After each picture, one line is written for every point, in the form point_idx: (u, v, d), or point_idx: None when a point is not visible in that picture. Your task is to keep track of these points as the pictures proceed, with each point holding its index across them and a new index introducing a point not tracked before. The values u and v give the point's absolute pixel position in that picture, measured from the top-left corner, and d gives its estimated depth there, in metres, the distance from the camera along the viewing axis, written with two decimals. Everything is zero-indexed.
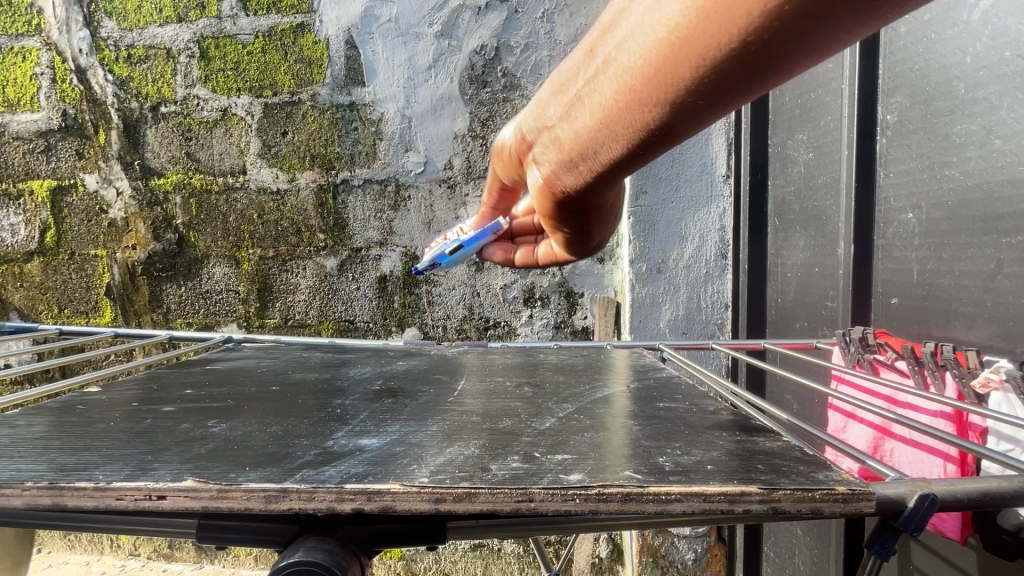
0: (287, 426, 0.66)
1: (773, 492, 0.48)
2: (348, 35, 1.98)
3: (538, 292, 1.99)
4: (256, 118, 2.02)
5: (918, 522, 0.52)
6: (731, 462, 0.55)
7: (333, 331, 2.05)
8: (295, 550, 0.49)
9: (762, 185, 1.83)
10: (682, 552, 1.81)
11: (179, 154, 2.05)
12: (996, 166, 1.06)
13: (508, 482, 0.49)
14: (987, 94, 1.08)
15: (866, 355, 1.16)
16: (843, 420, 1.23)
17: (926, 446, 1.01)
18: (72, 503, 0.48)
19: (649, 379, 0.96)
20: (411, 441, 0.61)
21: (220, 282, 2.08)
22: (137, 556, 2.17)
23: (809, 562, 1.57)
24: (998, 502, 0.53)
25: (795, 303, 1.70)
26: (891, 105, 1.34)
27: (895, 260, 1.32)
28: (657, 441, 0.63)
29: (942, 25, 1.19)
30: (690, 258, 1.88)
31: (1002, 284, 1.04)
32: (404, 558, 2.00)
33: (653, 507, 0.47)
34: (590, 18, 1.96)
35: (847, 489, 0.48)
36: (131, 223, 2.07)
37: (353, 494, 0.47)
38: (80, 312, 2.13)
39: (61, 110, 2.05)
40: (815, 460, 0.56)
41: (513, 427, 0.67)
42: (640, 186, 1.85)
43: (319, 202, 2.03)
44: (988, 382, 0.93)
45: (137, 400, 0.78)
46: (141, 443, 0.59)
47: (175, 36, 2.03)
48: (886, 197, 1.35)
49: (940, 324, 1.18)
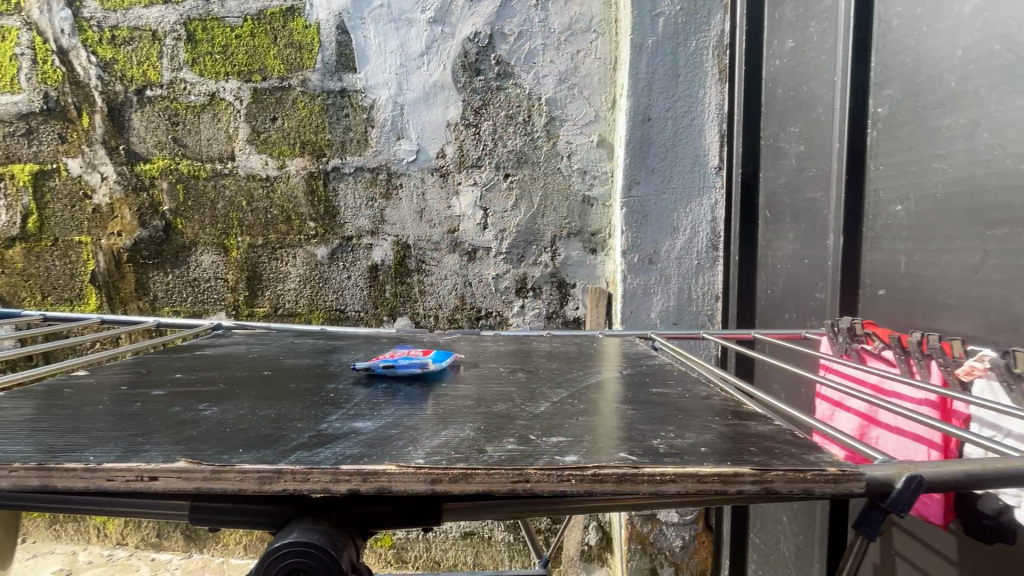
0: (280, 409, 0.66)
1: (766, 473, 0.49)
2: (339, 20, 1.95)
3: (531, 282, 2.00)
4: (245, 103, 1.99)
5: (906, 502, 0.52)
6: (724, 445, 0.56)
7: (323, 319, 2.03)
8: (289, 532, 0.49)
9: (754, 177, 1.84)
10: (670, 540, 1.84)
11: (165, 139, 2.01)
12: (984, 159, 1.07)
13: (504, 463, 0.49)
14: (976, 87, 1.09)
15: (854, 344, 1.18)
16: (830, 408, 1.25)
17: (911, 433, 1.03)
18: (61, 484, 0.47)
19: (641, 366, 0.97)
20: (405, 424, 0.61)
21: (208, 270, 2.05)
22: (124, 545, 2.16)
23: (794, 549, 1.60)
24: (983, 483, 0.54)
25: (784, 294, 1.71)
26: (882, 98, 1.35)
27: (884, 252, 1.34)
28: (650, 424, 0.63)
29: (934, 18, 1.20)
30: (682, 249, 1.89)
31: (987, 276, 1.06)
32: (395, 546, 2.01)
33: (648, 487, 0.48)
34: (584, 6, 1.95)
35: (837, 469, 0.49)
36: (116, 209, 2.04)
37: (348, 475, 0.47)
38: (64, 300, 2.09)
39: (42, 92, 2.00)
40: (805, 443, 0.57)
41: (507, 411, 0.67)
42: (633, 177, 1.85)
43: (309, 189, 2.00)
44: (971, 370, 0.94)
45: (126, 384, 0.77)
46: (131, 426, 0.58)
47: (161, 18, 1.98)
48: (876, 189, 1.36)
49: (926, 315, 1.20)
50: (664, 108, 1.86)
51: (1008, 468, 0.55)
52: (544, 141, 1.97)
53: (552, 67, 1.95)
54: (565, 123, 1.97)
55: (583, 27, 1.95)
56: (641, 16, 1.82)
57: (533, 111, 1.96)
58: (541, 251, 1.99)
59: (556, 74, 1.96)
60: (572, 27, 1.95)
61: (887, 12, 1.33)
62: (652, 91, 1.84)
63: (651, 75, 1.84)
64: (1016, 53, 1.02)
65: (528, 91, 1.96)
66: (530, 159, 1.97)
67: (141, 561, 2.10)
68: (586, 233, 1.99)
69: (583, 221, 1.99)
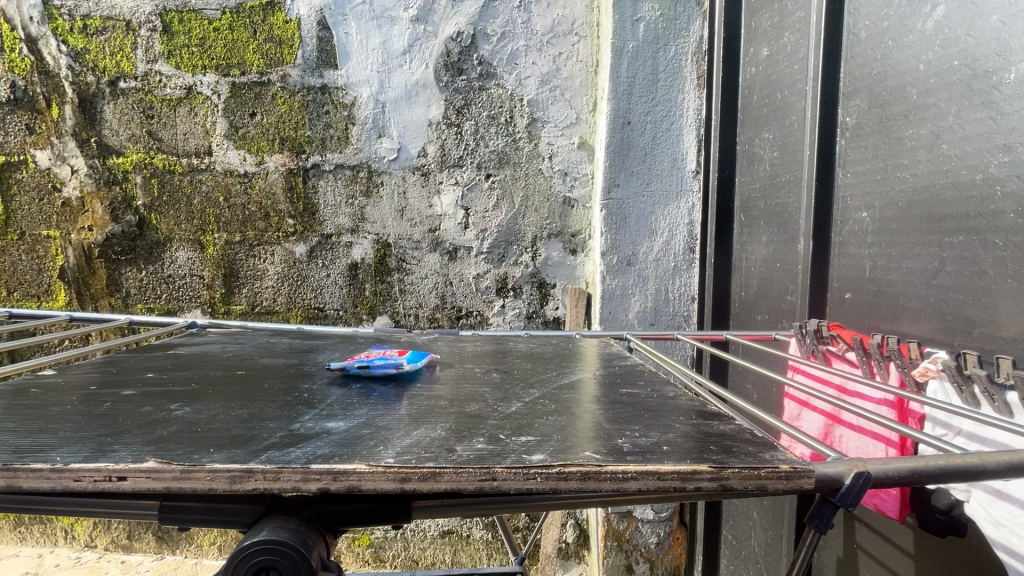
0: (253, 409, 0.66)
1: (723, 470, 0.51)
2: (321, 15, 1.94)
3: (511, 282, 2.01)
4: (222, 97, 1.96)
5: (853, 497, 0.56)
6: (686, 443, 0.58)
7: (301, 318, 2.01)
8: (260, 530, 0.50)
9: (729, 181, 1.88)
10: (645, 536, 1.87)
11: (140, 132, 1.97)
12: (942, 169, 1.12)
13: (473, 462, 0.51)
14: (936, 101, 1.14)
15: (820, 346, 1.22)
16: (797, 408, 1.29)
17: (872, 432, 1.07)
18: (27, 485, 0.47)
19: (614, 366, 1.00)
20: (378, 424, 0.61)
21: (183, 267, 2.01)
22: (93, 547, 2.11)
23: (763, 544, 1.65)
24: (927, 479, 0.58)
25: (756, 296, 1.76)
26: (850, 108, 1.40)
27: (850, 256, 1.39)
28: (617, 424, 0.65)
29: (899, 33, 1.25)
30: (659, 251, 1.92)
31: (944, 281, 1.11)
32: (373, 545, 2.00)
33: (611, 484, 0.50)
34: (567, 9, 1.97)
35: (790, 467, 0.52)
36: (87, 203, 1.99)
37: (319, 474, 0.48)
38: (30, 295, 2.03)
39: (9, 82, 1.95)
40: (763, 442, 0.60)
41: (479, 411, 0.68)
42: (613, 179, 1.88)
43: (289, 185, 1.98)
44: (926, 371, 0.98)
45: (95, 384, 0.77)
46: (100, 426, 0.58)
47: (136, 8, 1.94)
48: (844, 196, 1.41)
49: (888, 318, 1.24)
50: (643, 113, 1.89)
51: (951, 464, 0.58)
52: (525, 142, 1.99)
53: (535, 68, 1.97)
54: (547, 124, 1.99)
55: (565, 30, 1.97)
56: (622, 20, 1.84)
57: (515, 112, 1.97)
58: (521, 251, 2.01)
59: (538, 75, 1.97)
60: (554, 29, 1.97)
61: (856, 26, 1.38)
62: (632, 95, 1.87)
63: (631, 79, 1.86)
64: (972, 69, 1.06)
65: (510, 92, 1.97)
66: (512, 160, 1.99)
67: (110, 563, 2.05)
68: (566, 235, 2.02)
69: (564, 222, 2.01)
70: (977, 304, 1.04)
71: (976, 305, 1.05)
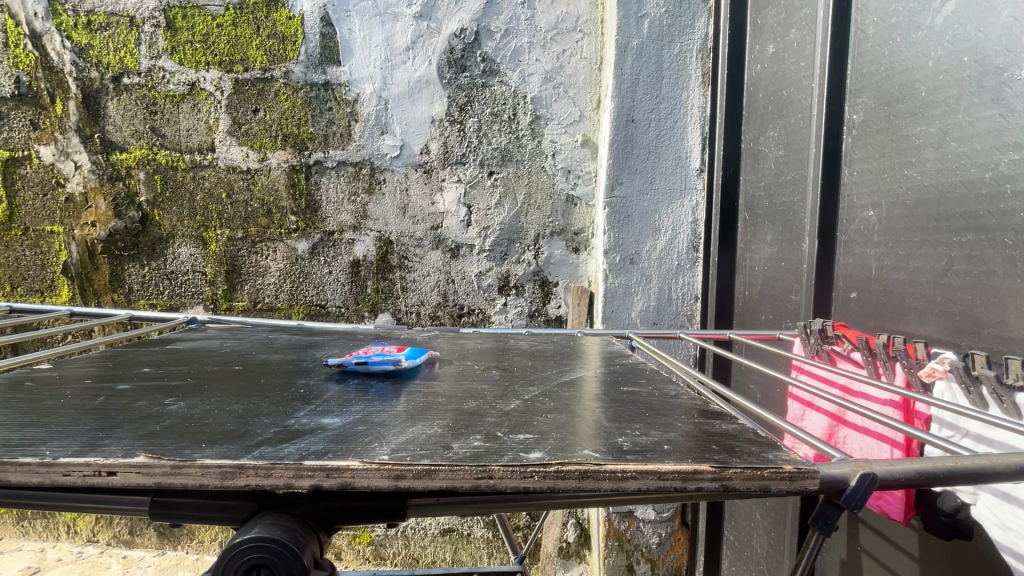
0: (248, 406, 0.65)
1: (725, 470, 0.50)
2: (324, 12, 1.93)
3: (513, 280, 2.00)
4: (226, 93, 1.96)
5: (858, 499, 0.54)
6: (688, 442, 0.57)
7: (303, 315, 2.00)
8: (251, 527, 0.49)
9: (733, 179, 1.87)
10: (647, 536, 1.87)
11: (143, 128, 1.97)
12: (951, 167, 1.10)
13: (469, 460, 0.50)
14: (946, 97, 1.12)
15: (825, 346, 1.20)
16: (801, 409, 1.28)
17: (877, 433, 1.05)
18: (14, 479, 0.46)
19: (616, 365, 0.98)
20: (374, 421, 0.60)
21: (186, 263, 2.01)
22: (95, 542, 2.11)
23: (764, 545, 1.63)
24: (935, 481, 0.56)
25: (761, 295, 1.73)
26: (857, 105, 1.38)
27: (855, 255, 1.37)
28: (618, 423, 0.64)
29: (907, 29, 1.22)
30: (663, 250, 1.91)
31: (952, 280, 1.09)
32: (374, 543, 2.00)
33: (610, 484, 0.49)
34: (571, 6, 1.95)
35: (793, 467, 0.51)
36: (90, 198, 1.99)
37: (312, 470, 0.47)
38: (34, 291, 2.03)
39: (14, 77, 1.95)
40: (766, 442, 0.59)
41: (478, 408, 0.67)
42: (616, 177, 1.87)
43: (291, 182, 1.98)
44: (932, 372, 0.96)
45: (90, 378, 0.76)
46: (93, 420, 0.58)
47: (139, 5, 1.94)
48: (851, 194, 1.39)
49: (894, 318, 1.22)
50: (647, 110, 1.87)
51: (959, 466, 0.57)
52: (529, 139, 1.97)
53: (538, 65, 1.96)
54: (550, 122, 1.97)
55: (569, 26, 1.96)
56: (627, 17, 1.82)
57: (517, 110, 1.96)
58: (524, 249, 1.99)
59: (541, 73, 1.96)
60: (558, 26, 1.95)
61: (863, 22, 1.36)
62: (636, 92, 1.86)
63: (635, 77, 1.85)
64: (982, 65, 1.05)
65: (514, 89, 1.96)
66: (514, 157, 1.98)
67: (112, 558, 2.06)
68: (568, 233, 2.00)
69: (566, 220, 2.00)
70: (985, 303, 1.02)
71: (984, 306, 1.03)
